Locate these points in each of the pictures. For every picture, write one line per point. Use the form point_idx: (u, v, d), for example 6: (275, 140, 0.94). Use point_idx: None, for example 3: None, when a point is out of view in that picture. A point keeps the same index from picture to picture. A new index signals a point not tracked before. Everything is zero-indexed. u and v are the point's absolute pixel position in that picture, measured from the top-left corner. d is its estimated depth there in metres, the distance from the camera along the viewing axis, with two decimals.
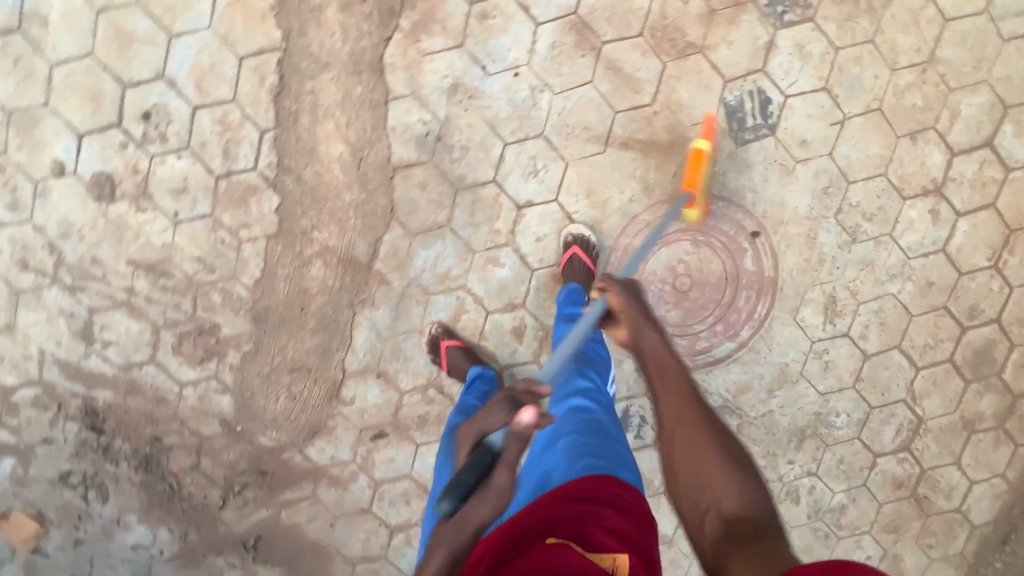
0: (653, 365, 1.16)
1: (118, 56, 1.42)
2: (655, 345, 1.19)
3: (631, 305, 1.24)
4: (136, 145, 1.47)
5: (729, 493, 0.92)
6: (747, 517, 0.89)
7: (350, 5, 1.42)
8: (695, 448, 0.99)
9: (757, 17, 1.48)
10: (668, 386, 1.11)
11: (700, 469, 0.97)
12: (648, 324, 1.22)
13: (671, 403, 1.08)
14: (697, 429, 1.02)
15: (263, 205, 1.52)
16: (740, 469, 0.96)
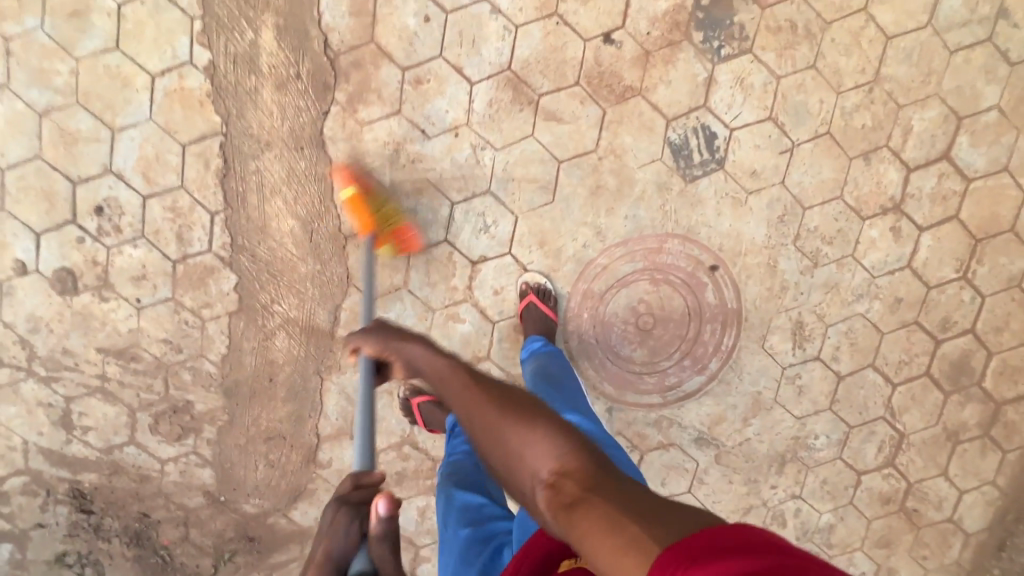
0: (429, 364, 0.92)
1: (65, 156, 1.45)
2: (423, 353, 0.95)
3: (373, 342, 1.01)
4: (93, 239, 1.50)
5: (552, 460, 0.72)
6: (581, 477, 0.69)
7: (284, 83, 1.43)
8: (500, 433, 0.78)
9: (693, 54, 1.45)
10: (456, 381, 0.87)
11: (514, 449, 0.76)
12: (406, 340, 0.98)
13: (460, 394, 0.85)
14: (489, 404, 0.82)
15: (221, 284, 1.55)
16: (559, 428, 0.75)
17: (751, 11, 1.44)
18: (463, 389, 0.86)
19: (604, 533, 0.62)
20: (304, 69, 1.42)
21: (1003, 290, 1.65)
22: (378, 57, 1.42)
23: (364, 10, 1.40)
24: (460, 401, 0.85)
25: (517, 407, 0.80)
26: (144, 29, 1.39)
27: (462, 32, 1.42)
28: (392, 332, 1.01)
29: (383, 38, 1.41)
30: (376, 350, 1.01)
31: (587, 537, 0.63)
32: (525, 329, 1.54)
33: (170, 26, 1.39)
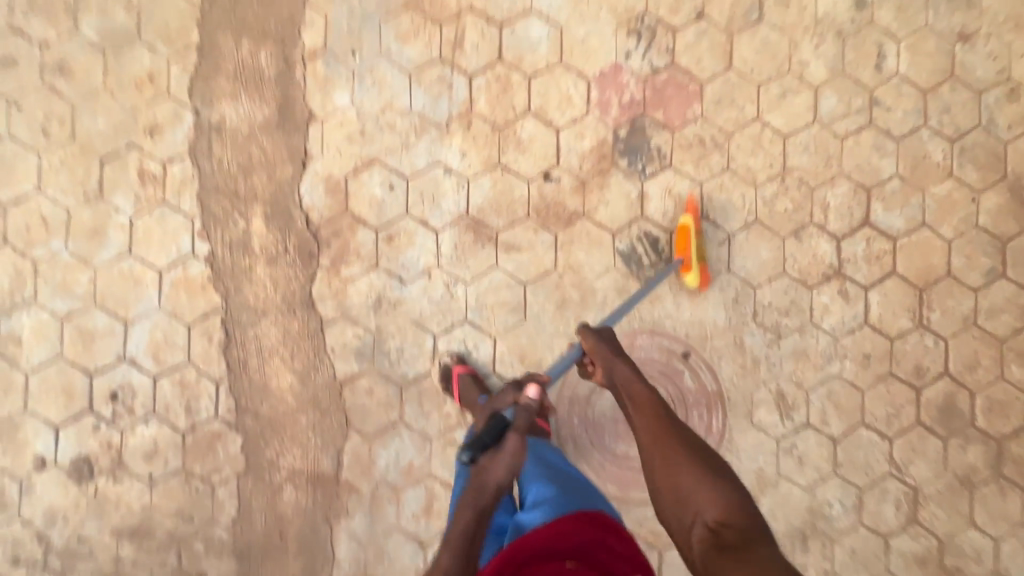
0: (627, 388, 1.28)
1: (83, 352, 1.61)
2: (626, 373, 1.29)
3: (591, 343, 1.34)
4: (107, 424, 1.61)
5: (711, 505, 1.06)
6: (736, 526, 1.02)
7: (275, 258, 1.63)
8: (675, 468, 1.14)
9: (623, 176, 1.68)
10: (654, 414, 1.23)
11: (690, 481, 1.11)
12: (614, 355, 1.31)
13: (652, 423, 1.21)
14: (672, 440, 1.18)
15: (229, 447, 1.63)
16: (723, 483, 1.10)
17: (663, 135, 1.69)
18: (645, 422, 1.22)
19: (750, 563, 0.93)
20: (291, 243, 1.64)
21: (962, 329, 1.74)
22: (354, 223, 1.64)
23: (338, 188, 1.64)
24: (644, 430, 1.21)
25: (700, 455, 1.15)
26: (152, 234, 1.62)
27: (423, 192, 1.65)
28: (603, 343, 1.33)
29: (356, 207, 1.64)
30: (590, 347, 1.34)
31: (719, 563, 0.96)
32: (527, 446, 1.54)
33: (175, 227, 1.62)
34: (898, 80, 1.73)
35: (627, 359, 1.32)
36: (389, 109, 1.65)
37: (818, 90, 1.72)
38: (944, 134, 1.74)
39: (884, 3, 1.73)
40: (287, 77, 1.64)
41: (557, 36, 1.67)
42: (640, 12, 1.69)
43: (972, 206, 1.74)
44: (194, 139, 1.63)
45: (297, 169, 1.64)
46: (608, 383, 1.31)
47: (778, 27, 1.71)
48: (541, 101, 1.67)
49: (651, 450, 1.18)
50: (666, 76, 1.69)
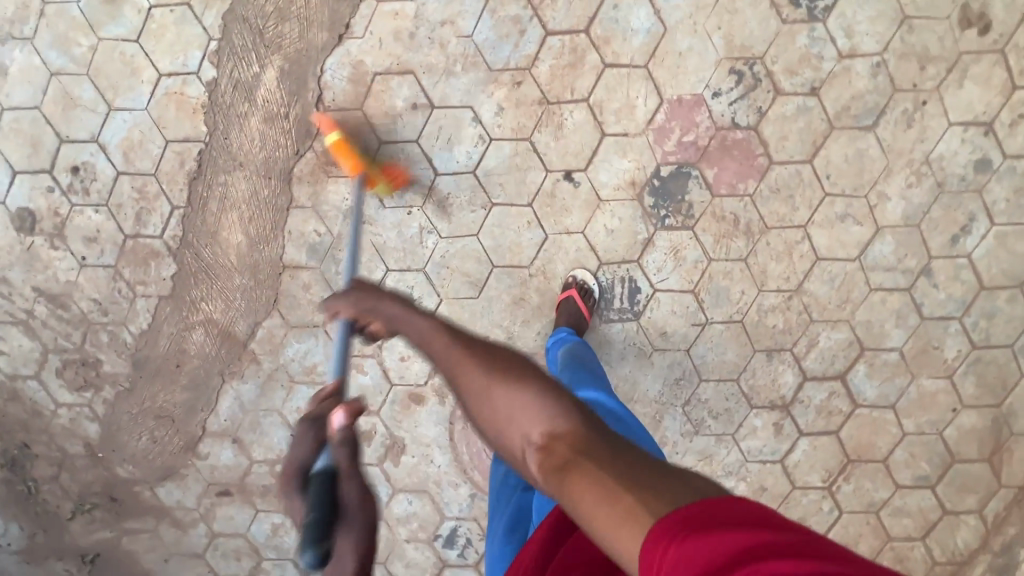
0: (421, 341, 0.87)
1: (61, 115, 1.58)
2: (406, 320, 0.91)
3: (351, 301, 0.97)
4: (61, 192, 1.63)
5: (534, 418, 0.74)
6: (566, 432, 0.70)
7: (272, 118, 1.55)
8: (489, 393, 0.78)
9: (640, 214, 1.57)
10: (444, 349, 0.85)
11: (506, 403, 0.76)
12: (382, 296, 0.95)
13: (444, 356, 0.84)
14: (473, 369, 0.81)
15: (161, 269, 1.66)
16: (535, 384, 0.77)
17: (703, 194, 1.55)
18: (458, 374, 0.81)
19: (601, 496, 0.61)
20: (293, 112, 1.55)
21: (862, 511, 1.73)
22: (361, 124, 1.55)
23: (361, 81, 1.53)
24: (456, 379, 0.82)
25: (503, 363, 0.81)
26: (166, 34, 1.52)
27: (441, 127, 1.54)
28: (366, 290, 0.97)
29: (370, 109, 1.54)
30: (353, 311, 0.97)
31: (582, 499, 0.64)
32: (556, 321, 1.57)
33: (189, 38, 1.52)
34: (964, 262, 1.56)
35: (392, 294, 0.96)
36: (448, 25, 1.49)
37: (880, 231, 1.55)
38: (971, 336, 1.61)
39: (1006, 177, 1.51)
40: None
41: (656, 37, 1.48)
42: (755, 56, 1.48)
43: (948, 414, 1.66)
44: None
45: (330, 39, 1.51)
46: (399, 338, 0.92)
47: (883, 145, 1.51)
48: (604, 96, 1.51)
49: (468, 395, 0.80)
50: (740, 137, 1.52)
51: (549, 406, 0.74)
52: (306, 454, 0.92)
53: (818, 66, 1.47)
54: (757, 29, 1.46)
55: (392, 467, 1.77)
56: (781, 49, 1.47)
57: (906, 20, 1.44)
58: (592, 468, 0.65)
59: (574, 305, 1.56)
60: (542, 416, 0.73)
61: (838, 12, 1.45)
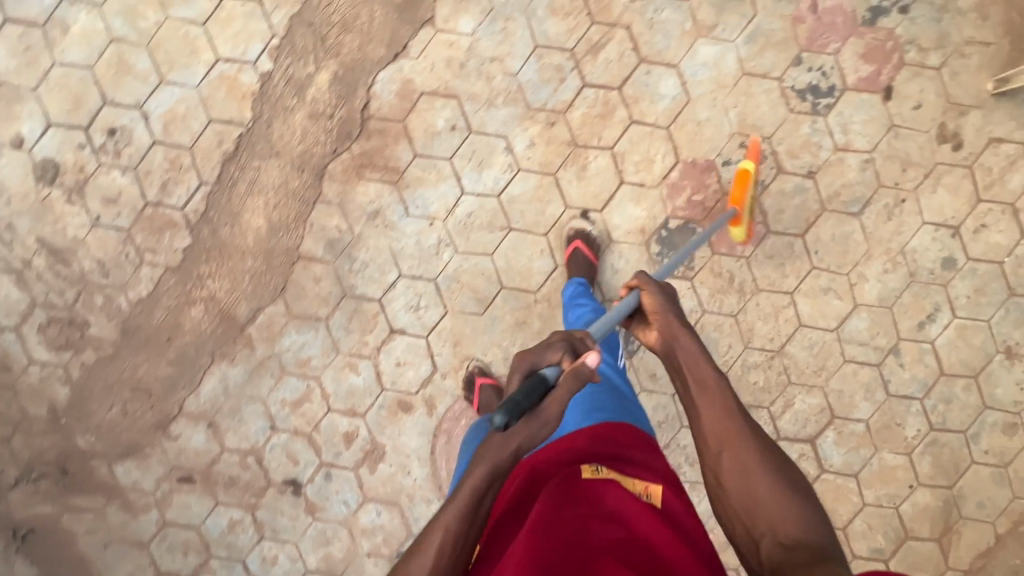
0: (716, 393, 0.98)
1: (111, 79, 1.63)
2: (690, 349, 1.04)
3: (654, 298, 1.11)
4: (92, 151, 1.65)
5: (785, 515, 0.85)
6: (808, 540, 0.81)
7: (317, 117, 1.64)
8: (751, 472, 0.90)
9: (645, 259, 1.68)
10: (725, 407, 0.97)
11: (766, 488, 0.88)
12: (680, 324, 1.07)
13: (718, 412, 0.96)
14: (744, 443, 0.93)
15: (175, 241, 1.67)
16: (788, 482, 0.89)
17: (704, 250, 1.68)
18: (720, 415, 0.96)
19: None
20: (338, 115, 1.64)
21: None
22: (400, 135, 1.65)
23: (408, 97, 1.64)
24: (723, 433, 0.95)
25: (776, 457, 0.92)
26: (232, 24, 1.61)
27: (475, 150, 1.65)
28: (668, 301, 1.11)
29: (412, 123, 1.64)
30: (652, 306, 1.11)
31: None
32: None
33: (253, 31, 1.62)
34: (927, 347, 1.72)
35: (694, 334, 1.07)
36: (497, 62, 1.63)
37: (856, 308, 1.70)
38: (929, 418, 1.73)
39: (968, 277, 1.70)
40: None
41: (679, 105, 1.64)
42: (763, 136, 1.65)
43: (904, 490, 1.75)
44: None
45: (387, 56, 1.62)
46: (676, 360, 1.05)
47: (865, 231, 1.68)
48: (626, 149, 1.65)
49: (716, 453, 0.94)
50: (743, 203, 1.67)
51: (796, 513, 0.85)
52: (550, 358, 0.92)
53: (816, 153, 1.66)
54: (768, 113, 1.65)
55: (368, 474, 1.74)
56: (786, 134, 1.65)
57: (894, 128, 1.65)
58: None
59: (582, 258, 1.62)
60: (785, 517, 0.84)
61: (837, 111, 1.65)
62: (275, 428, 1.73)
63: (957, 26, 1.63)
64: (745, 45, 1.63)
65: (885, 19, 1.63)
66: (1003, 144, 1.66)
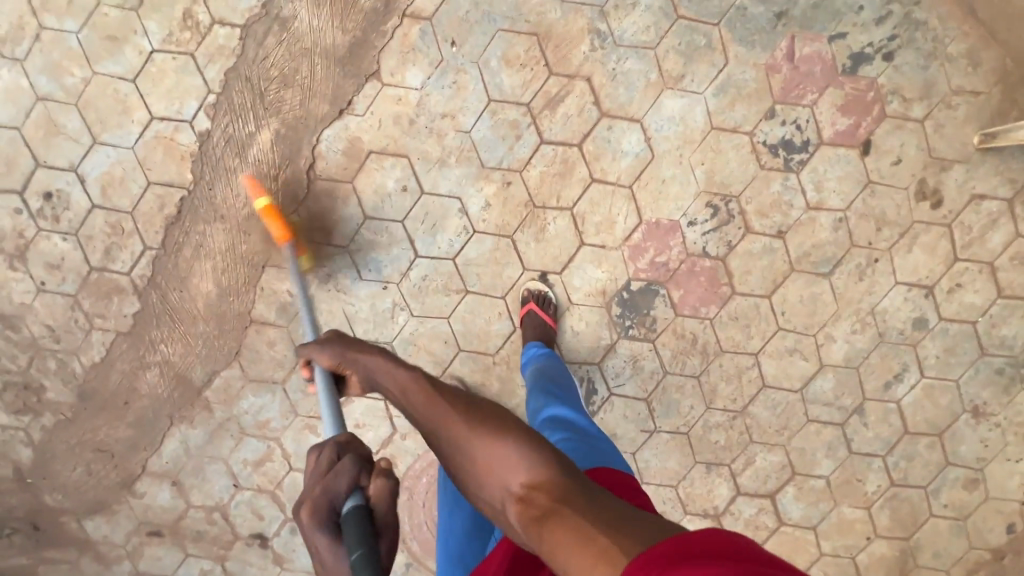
0: (421, 399, 0.84)
1: (42, 140, 1.54)
2: (377, 365, 0.92)
3: (329, 351, 0.98)
4: (29, 215, 1.58)
5: (513, 466, 0.73)
6: (546, 483, 0.71)
7: (260, 178, 1.56)
8: (465, 443, 0.78)
9: (607, 321, 1.64)
10: (421, 396, 0.85)
11: (484, 453, 0.76)
12: (359, 348, 0.96)
13: (426, 404, 0.84)
14: (459, 416, 0.81)
15: (123, 306, 1.63)
16: (504, 432, 0.77)
17: (667, 312, 1.63)
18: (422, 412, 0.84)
19: (565, 536, 0.64)
20: (283, 176, 1.56)
21: None
22: (349, 196, 1.57)
23: (356, 157, 1.55)
24: (416, 416, 0.84)
25: (478, 412, 0.81)
26: (164, 80, 1.51)
27: (428, 212, 1.58)
28: (348, 342, 0.98)
29: (360, 184, 1.56)
30: (331, 361, 0.98)
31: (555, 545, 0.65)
32: None
33: (188, 87, 1.51)
34: (892, 406, 1.69)
35: (371, 345, 0.96)
36: (448, 118, 1.53)
37: (822, 368, 1.67)
38: (890, 473, 1.73)
39: (939, 337, 1.65)
40: (378, 20, 1.48)
41: (643, 162, 1.55)
42: (731, 194, 1.57)
43: (862, 541, 1.77)
44: (255, 19, 1.48)
45: (330, 112, 1.52)
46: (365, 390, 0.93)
47: (835, 292, 1.62)
48: (587, 209, 1.57)
49: (447, 451, 0.80)
50: (708, 265, 1.61)
51: (528, 459, 0.74)
52: (341, 487, 0.77)
53: (787, 212, 1.58)
54: (737, 169, 1.56)
55: None
56: (755, 191, 1.57)
57: (870, 185, 1.56)
58: (567, 520, 0.66)
59: (535, 319, 1.56)
60: (526, 475, 0.72)
61: (811, 168, 1.55)
62: (238, 486, 1.74)
63: (945, 73, 1.51)
64: (714, 97, 1.52)
65: (867, 67, 1.51)
66: (984, 201, 1.57)
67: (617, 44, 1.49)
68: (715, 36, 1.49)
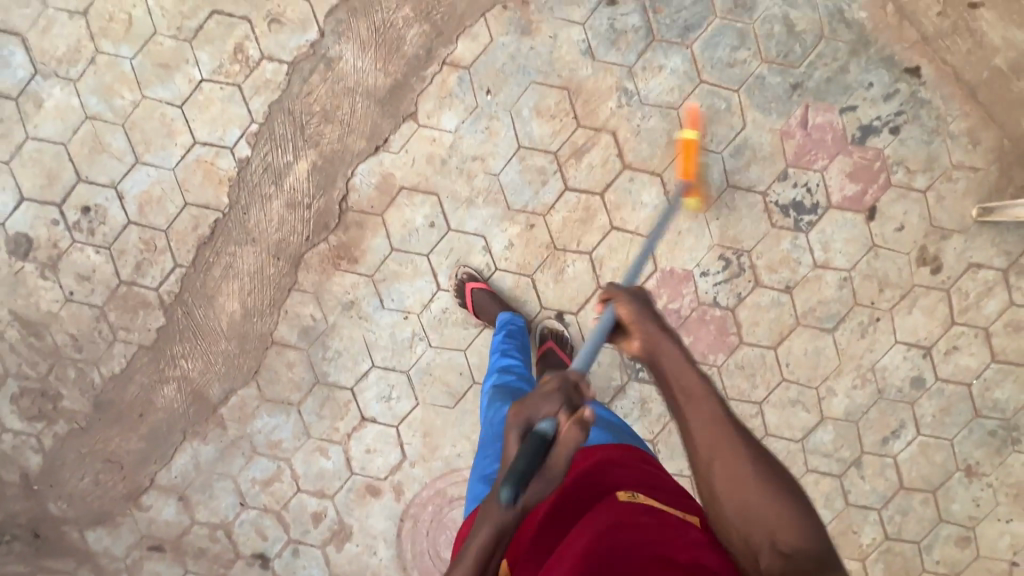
0: (705, 409, 0.88)
1: (86, 157, 1.60)
2: (671, 353, 0.95)
3: (630, 308, 1.01)
4: (66, 227, 1.63)
5: (785, 524, 0.79)
6: (811, 553, 0.77)
7: (294, 206, 1.62)
8: (738, 472, 0.83)
9: (618, 362, 1.69)
10: (713, 410, 0.88)
11: (762, 493, 0.81)
12: (665, 333, 0.97)
13: (712, 417, 0.87)
14: (752, 459, 0.84)
15: (148, 320, 1.67)
16: (789, 494, 0.82)
17: None
18: (693, 412, 0.89)
19: None
20: (316, 205, 1.62)
21: None
22: (378, 227, 1.63)
23: (388, 191, 1.62)
24: (707, 434, 0.87)
25: (779, 472, 0.85)
26: (210, 108, 1.58)
27: (453, 248, 1.64)
28: (647, 310, 1.01)
29: (390, 217, 1.63)
30: (629, 317, 1.01)
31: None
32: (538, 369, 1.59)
33: (232, 116, 1.59)
34: (889, 461, 1.74)
35: (671, 331, 0.98)
36: (478, 161, 1.60)
37: (823, 421, 1.72)
38: (885, 527, 1.78)
39: (935, 397, 1.71)
40: (419, 66, 1.56)
41: (661, 213, 1.63)
42: (742, 248, 1.64)
43: None
44: (302, 57, 1.56)
45: (367, 148, 1.60)
46: (649, 362, 0.96)
47: (838, 347, 1.69)
48: (605, 254, 1.64)
49: (708, 461, 0.86)
50: (718, 314, 1.67)
51: (793, 518, 0.80)
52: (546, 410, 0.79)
53: (795, 269, 1.65)
54: (750, 226, 1.64)
55: (335, 553, 1.76)
56: (766, 247, 1.64)
57: (874, 248, 1.65)
58: None
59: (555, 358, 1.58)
60: (787, 525, 0.79)
61: (819, 229, 1.64)
62: (244, 504, 1.75)
63: (947, 149, 1.61)
64: (731, 157, 1.61)
65: (875, 138, 1.61)
66: (981, 269, 1.66)
67: (642, 102, 1.58)
68: (735, 101, 1.59)
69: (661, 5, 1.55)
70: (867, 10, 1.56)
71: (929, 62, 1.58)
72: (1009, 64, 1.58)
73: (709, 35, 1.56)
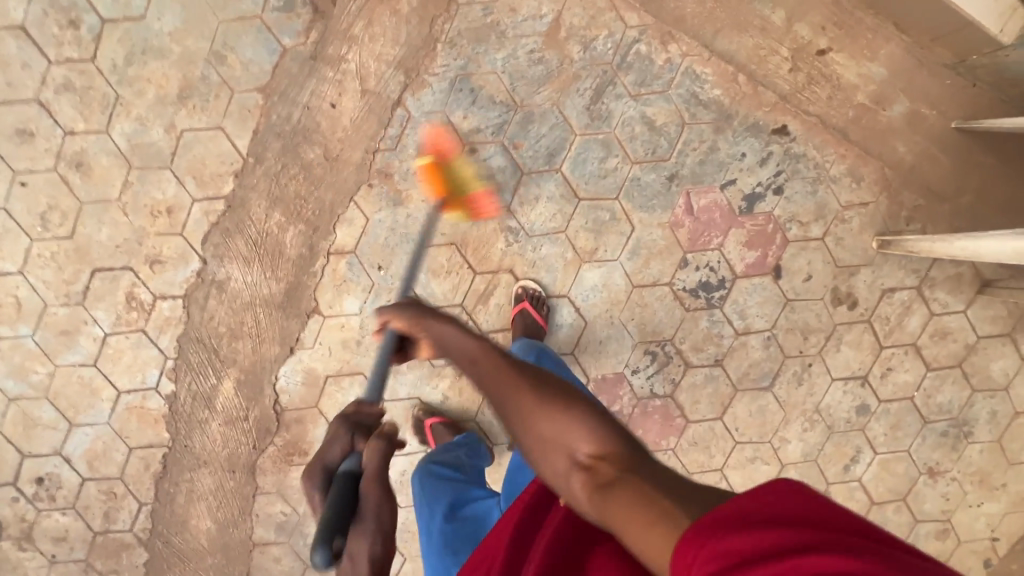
0: (460, 347, 0.85)
1: (23, 434, 1.64)
2: (455, 338, 0.87)
3: (400, 316, 0.94)
4: (27, 500, 1.68)
5: (581, 438, 0.69)
6: (616, 458, 0.67)
7: (232, 421, 1.67)
8: (530, 418, 0.74)
9: None
10: (491, 362, 0.81)
11: (551, 428, 0.72)
12: (426, 318, 0.91)
13: (493, 369, 0.80)
14: (527, 391, 0.76)
15: (133, 558, 1.74)
16: (570, 404, 0.73)
17: None
18: (467, 356, 0.83)
19: (638, 514, 0.58)
20: (253, 414, 1.66)
21: None
22: (317, 418, 1.67)
23: (315, 383, 1.65)
24: (483, 382, 0.80)
25: (546, 384, 0.78)
26: (123, 357, 1.61)
27: (393, 416, 1.68)
28: (423, 311, 0.92)
29: (326, 406, 1.67)
30: (405, 326, 0.94)
31: (619, 518, 0.60)
32: (514, 332, 1.57)
33: (145, 359, 1.61)
34: (856, 484, 1.83)
35: (441, 314, 0.92)
36: None
37: (784, 468, 1.80)
38: None
39: (883, 416, 1.78)
40: (306, 263, 1.58)
41: (578, 328, 1.66)
42: (664, 338, 1.68)
43: None
44: (193, 286, 1.58)
45: (283, 351, 1.63)
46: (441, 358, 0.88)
47: (779, 400, 1.75)
48: None
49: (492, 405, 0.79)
50: (659, 403, 1.72)
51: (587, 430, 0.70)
52: (341, 450, 1.09)
53: (719, 343, 1.70)
54: (665, 316, 1.67)
55: None
56: (686, 331, 1.69)
57: (788, 302, 1.69)
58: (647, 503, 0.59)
59: (529, 317, 1.56)
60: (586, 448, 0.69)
61: (732, 300, 1.68)
62: None
63: (833, 193, 1.63)
64: (629, 260, 1.63)
65: (762, 204, 1.62)
66: (895, 292, 1.71)
67: (529, 235, 1.60)
68: (617, 208, 1.60)
69: (520, 139, 1.55)
70: (720, 85, 1.55)
71: (794, 117, 1.58)
72: (872, 98, 1.58)
73: (574, 154, 1.56)
